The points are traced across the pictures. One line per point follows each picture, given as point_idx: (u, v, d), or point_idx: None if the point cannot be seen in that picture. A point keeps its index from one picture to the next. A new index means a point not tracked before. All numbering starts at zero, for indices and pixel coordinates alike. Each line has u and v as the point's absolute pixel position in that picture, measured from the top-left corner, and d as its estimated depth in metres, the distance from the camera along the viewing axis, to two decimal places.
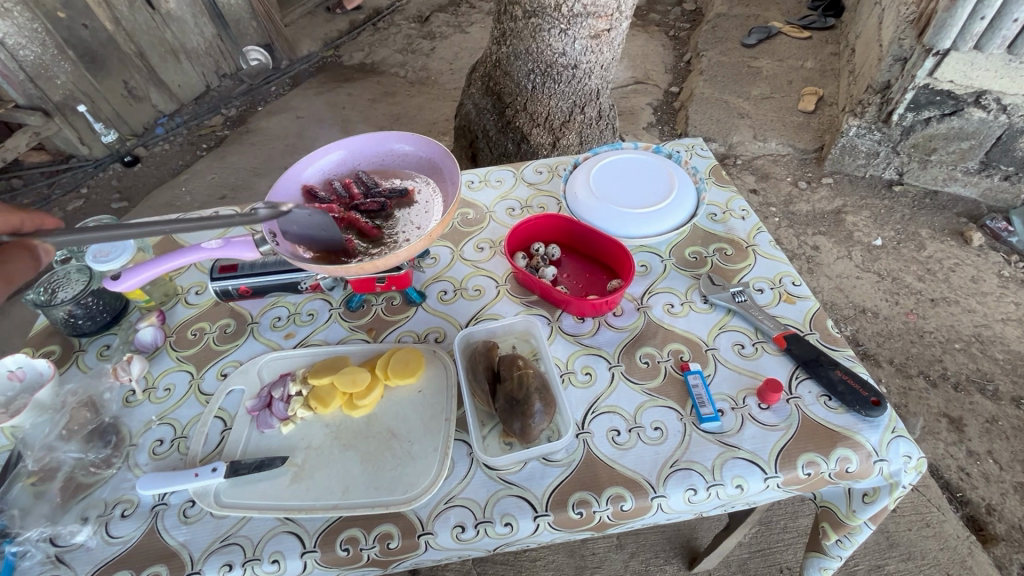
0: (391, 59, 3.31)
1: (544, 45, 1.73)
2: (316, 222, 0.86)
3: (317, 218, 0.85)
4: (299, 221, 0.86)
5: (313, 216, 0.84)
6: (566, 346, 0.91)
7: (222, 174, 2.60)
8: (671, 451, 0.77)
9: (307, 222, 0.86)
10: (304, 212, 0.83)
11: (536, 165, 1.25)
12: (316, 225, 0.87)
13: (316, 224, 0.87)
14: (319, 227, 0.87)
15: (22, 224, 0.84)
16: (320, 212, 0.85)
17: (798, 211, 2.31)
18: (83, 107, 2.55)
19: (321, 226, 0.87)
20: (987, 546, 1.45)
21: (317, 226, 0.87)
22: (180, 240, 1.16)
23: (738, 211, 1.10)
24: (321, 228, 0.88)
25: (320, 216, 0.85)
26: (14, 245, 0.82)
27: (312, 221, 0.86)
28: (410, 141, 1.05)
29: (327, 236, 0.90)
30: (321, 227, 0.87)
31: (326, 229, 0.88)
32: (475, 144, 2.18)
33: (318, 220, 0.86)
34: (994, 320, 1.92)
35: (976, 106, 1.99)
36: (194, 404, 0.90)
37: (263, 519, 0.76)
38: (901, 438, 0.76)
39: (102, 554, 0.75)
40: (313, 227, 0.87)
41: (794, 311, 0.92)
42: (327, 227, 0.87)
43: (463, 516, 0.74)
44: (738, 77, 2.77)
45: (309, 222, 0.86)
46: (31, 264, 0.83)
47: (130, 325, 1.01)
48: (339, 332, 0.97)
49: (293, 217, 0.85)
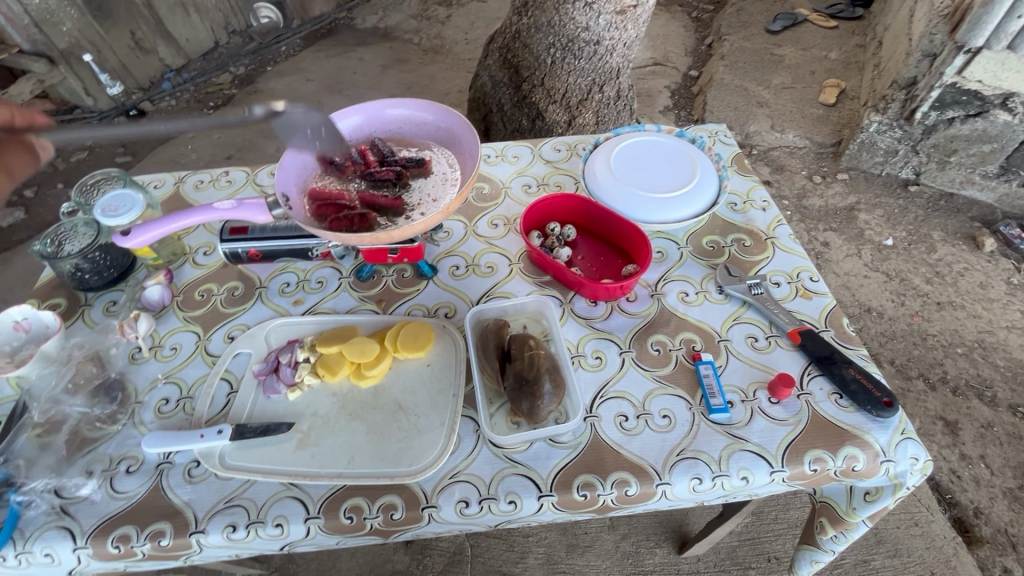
0: (405, 25, 3.22)
1: (567, 19, 1.68)
2: (314, 121, 0.92)
3: (313, 115, 0.91)
4: (300, 127, 0.91)
5: (306, 113, 0.90)
6: (577, 329, 0.90)
7: (229, 133, 2.56)
8: (678, 440, 0.77)
9: (303, 125, 0.92)
10: (298, 110, 0.89)
11: (555, 142, 1.22)
12: (314, 126, 0.92)
13: (314, 125, 0.92)
14: (318, 128, 0.93)
15: (13, 117, 0.81)
16: (313, 109, 0.91)
17: (811, 206, 2.28)
18: (88, 56, 2.49)
19: (321, 126, 0.93)
20: (972, 547, 1.47)
21: (317, 128, 0.93)
22: (188, 198, 1.14)
23: (759, 201, 1.08)
24: (320, 129, 0.93)
25: (312, 111, 0.91)
26: (9, 139, 0.80)
27: (310, 121, 0.91)
28: (430, 109, 1.02)
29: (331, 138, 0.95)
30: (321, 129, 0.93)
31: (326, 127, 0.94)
32: (488, 118, 2.13)
33: (315, 120, 0.92)
34: (999, 327, 1.91)
35: (1002, 108, 1.94)
36: (201, 365, 0.89)
37: (267, 483, 0.76)
38: (910, 440, 0.76)
39: (107, 508, 0.75)
40: (313, 132, 0.93)
41: (810, 307, 0.91)
42: (324, 125, 0.93)
43: (468, 491, 0.74)
44: (760, 65, 2.71)
45: (307, 126, 0.92)
46: (29, 159, 0.82)
47: (137, 282, 1.00)
48: (348, 301, 0.96)
49: (291, 124, 0.90)
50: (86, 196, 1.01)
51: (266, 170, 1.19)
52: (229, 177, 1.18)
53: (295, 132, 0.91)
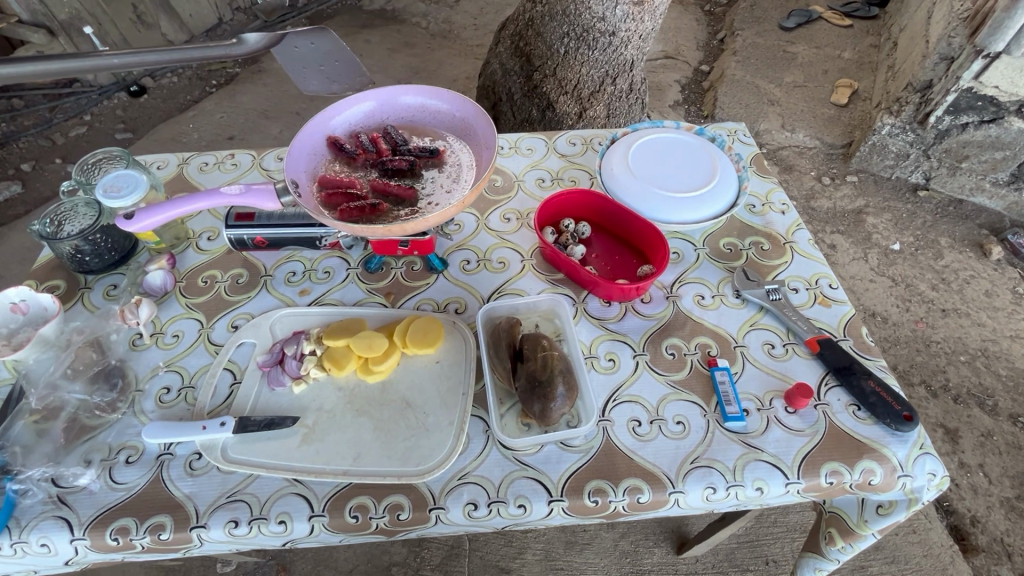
0: (413, 7, 3.16)
1: (582, 7, 1.64)
2: (323, 51, 0.83)
3: (320, 42, 0.81)
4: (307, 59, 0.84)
5: (311, 39, 0.80)
6: (590, 329, 0.88)
7: (232, 113, 2.50)
8: (692, 447, 0.75)
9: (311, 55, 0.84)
10: (304, 40, 0.80)
11: (570, 135, 1.20)
12: (323, 56, 0.84)
13: (325, 56, 0.84)
14: (328, 57, 0.84)
15: None
16: (318, 35, 0.80)
17: (819, 207, 2.26)
18: (89, 29, 2.43)
19: (330, 56, 0.84)
20: (968, 555, 1.47)
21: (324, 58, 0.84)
22: (192, 180, 1.11)
23: (778, 204, 1.06)
24: (330, 60, 0.85)
25: (319, 36, 0.80)
26: None
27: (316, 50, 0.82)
28: (445, 97, 0.99)
29: (344, 70, 0.86)
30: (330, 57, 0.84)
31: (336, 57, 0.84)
32: (497, 107, 2.10)
33: (323, 47, 0.82)
34: (1003, 336, 1.90)
35: (1017, 115, 1.91)
36: (204, 354, 0.87)
37: (271, 478, 0.74)
38: (928, 455, 0.75)
39: (105, 499, 0.73)
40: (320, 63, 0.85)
41: (829, 315, 0.89)
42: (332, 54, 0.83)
43: (477, 493, 0.73)
44: (773, 62, 2.67)
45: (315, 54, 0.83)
46: None
47: (139, 265, 0.97)
48: (356, 293, 0.94)
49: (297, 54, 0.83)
50: (86, 175, 0.98)
51: (273, 154, 1.16)
52: (235, 160, 1.15)
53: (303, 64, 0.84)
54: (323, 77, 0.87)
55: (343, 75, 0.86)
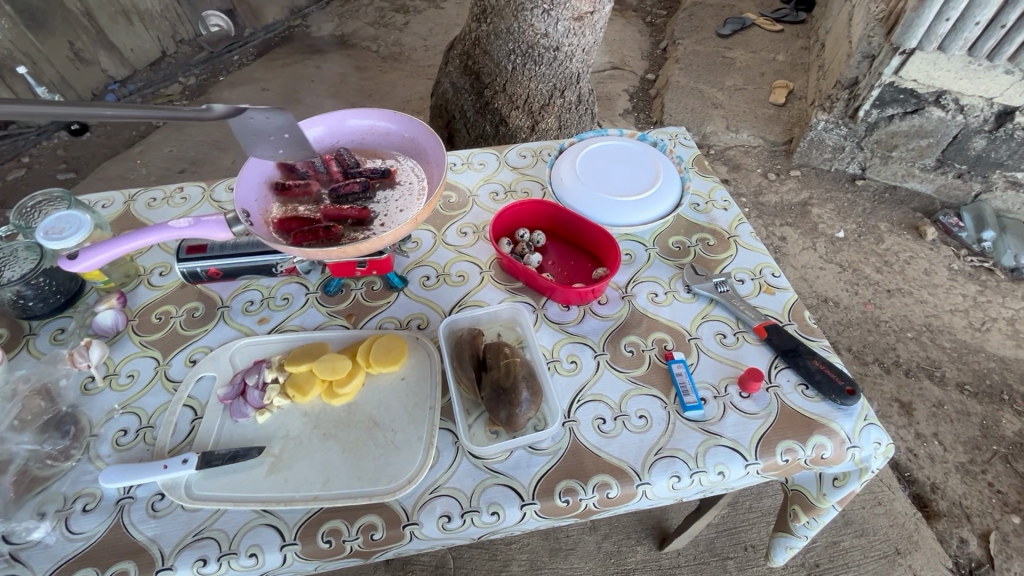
0: (362, 32, 3.18)
1: (525, 25, 1.68)
2: (277, 126, 0.79)
3: (277, 118, 0.78)
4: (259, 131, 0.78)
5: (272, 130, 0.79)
6: (551, 334, 0.90)
7: (181, 146, 2.45)
8: (655, 438, 0.78)
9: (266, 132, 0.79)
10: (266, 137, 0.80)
11: (520, 148, 1.23)
12: (277, 131, 0.79)
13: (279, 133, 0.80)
14: (282, 133, 0.80)
15: None
16: (279, 112, 0.78)
17: (767, 202, 2.37)
18: (23, 68, 2.35)
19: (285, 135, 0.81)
20: (931, 521, 1.54)
21: (278, 133, 0.80)
22: (140, 217, 1.09)
23: (720, 201, 1.12)
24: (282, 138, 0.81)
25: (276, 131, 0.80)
26: None
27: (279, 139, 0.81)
28: (395, 120, 1.01)
29: (293, 145, 0.82)
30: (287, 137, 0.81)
31: (290, 132, 0.81)
32: (451, 125, 2.12)
33: (279, 122, 0.78)
34: (944, 311, 2.02)
35: (936, 105, 2.06)
36: (161, 392, 0.85)
37: (238, 512, 0.73)
38: (872, 425, 0.79)
39: (63, 551, 0.71)
40: (273, 137, 0.80)
41: (774, 302, 0.94)
42: (290, 131, 0.80)
43: (450, 505, 0.73)
44: (713, 67, 2.79)
45: (269, 130, 0.79)
46: None
47: (87, 307, 0.94)
48: (316, 317, 0.94)
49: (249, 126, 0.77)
50: (25, 219, 0.94)
51: (224, 185, 1.15)
52: (184, 194, 1.13)
53: (255, 137, 0.78)
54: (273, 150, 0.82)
55: (297, 151, 0.83)
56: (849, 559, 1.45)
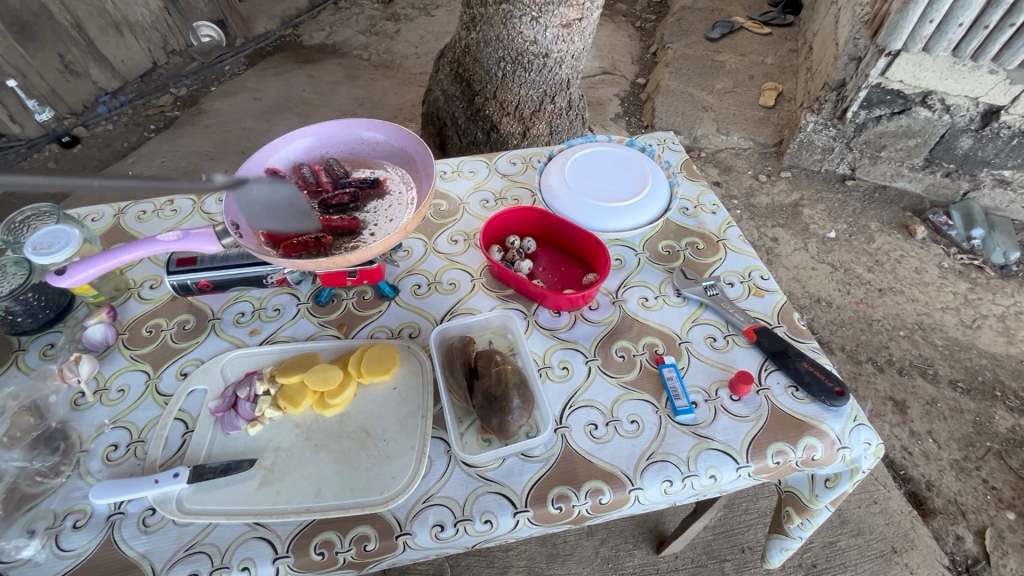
0: (353, 40, 3.19)
1: (514, 32, 1.69)
2: (278, 197, 0.83)
3: (277, 189, 0.83)
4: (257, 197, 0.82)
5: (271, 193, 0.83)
6: (542, 340, 0.91)
7: (173, 157, 2.45)
8: (647, 443, 0.78)
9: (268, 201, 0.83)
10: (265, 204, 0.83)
11: (510, 155, 1.24)
12: (279, 201, 0.84)
13: (280, 202, 0.84)
14: (284, 204, 0.84)
15: None
16: (278, 182, 0.83)
17: (759, 204, 2.39)
18: (13, 81, 2.35)
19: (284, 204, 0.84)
20: (927, 519, 1.55)
21: (279, 204, 0.84)
22: (130, 230, 1.09)
23: (709, 205, 1.12)
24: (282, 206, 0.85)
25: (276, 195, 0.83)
26: None
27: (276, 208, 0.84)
28: (382, 130, 1.02)
29: (295, 215, 0.86)
30: (286, 205, 0.85)
31: (291, 203, 0.85)
32: (443, 132, 2.12)
33: (279, 193, 0.83)
34: (935, 308, 2.04)
35: (922, 105, 2.08)
36: (152, 406, 0.85)
37: (230, 525, 0.73)
38: (862, 426, 0.80)
39: (53, 568, 0.70)
40: (273, 207, 0.84)
41: (763, 304, 0.95)
42: (289, 202, 0.84)
43: (443, 514, 0.73)
44: (703, 71, 2.81)
45: (270, 201, 0.83)
46: None
47: (77, 321, 0.94)
48: (308, 328, 0.94)
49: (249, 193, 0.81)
50: (14, 234, 0.94)
51: (214, 197, 1.15)
52: (174, 206, 1.13)
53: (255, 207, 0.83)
54: (273, 219, 0.85)
55: (297, 219, 0.86)
56: (846, 559, 1.45)
